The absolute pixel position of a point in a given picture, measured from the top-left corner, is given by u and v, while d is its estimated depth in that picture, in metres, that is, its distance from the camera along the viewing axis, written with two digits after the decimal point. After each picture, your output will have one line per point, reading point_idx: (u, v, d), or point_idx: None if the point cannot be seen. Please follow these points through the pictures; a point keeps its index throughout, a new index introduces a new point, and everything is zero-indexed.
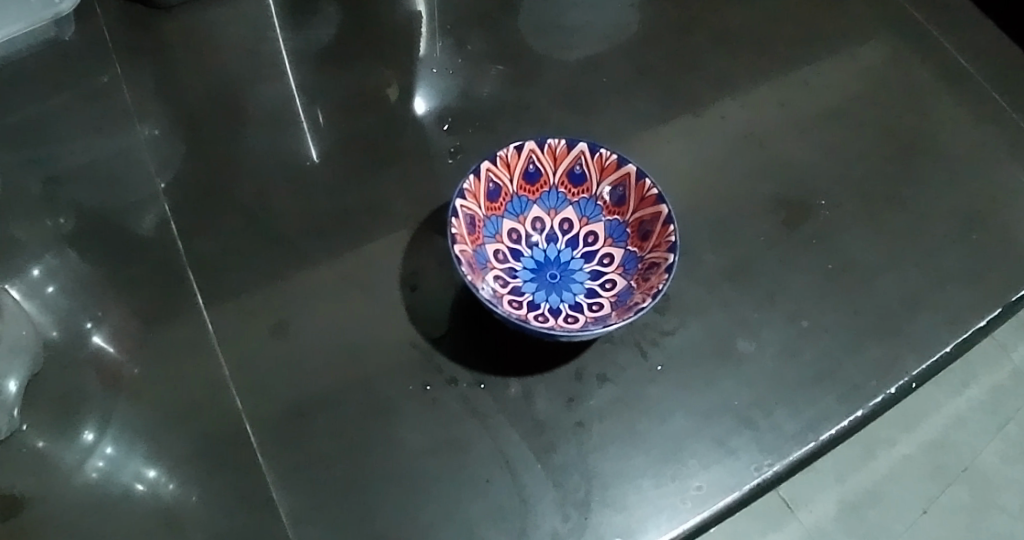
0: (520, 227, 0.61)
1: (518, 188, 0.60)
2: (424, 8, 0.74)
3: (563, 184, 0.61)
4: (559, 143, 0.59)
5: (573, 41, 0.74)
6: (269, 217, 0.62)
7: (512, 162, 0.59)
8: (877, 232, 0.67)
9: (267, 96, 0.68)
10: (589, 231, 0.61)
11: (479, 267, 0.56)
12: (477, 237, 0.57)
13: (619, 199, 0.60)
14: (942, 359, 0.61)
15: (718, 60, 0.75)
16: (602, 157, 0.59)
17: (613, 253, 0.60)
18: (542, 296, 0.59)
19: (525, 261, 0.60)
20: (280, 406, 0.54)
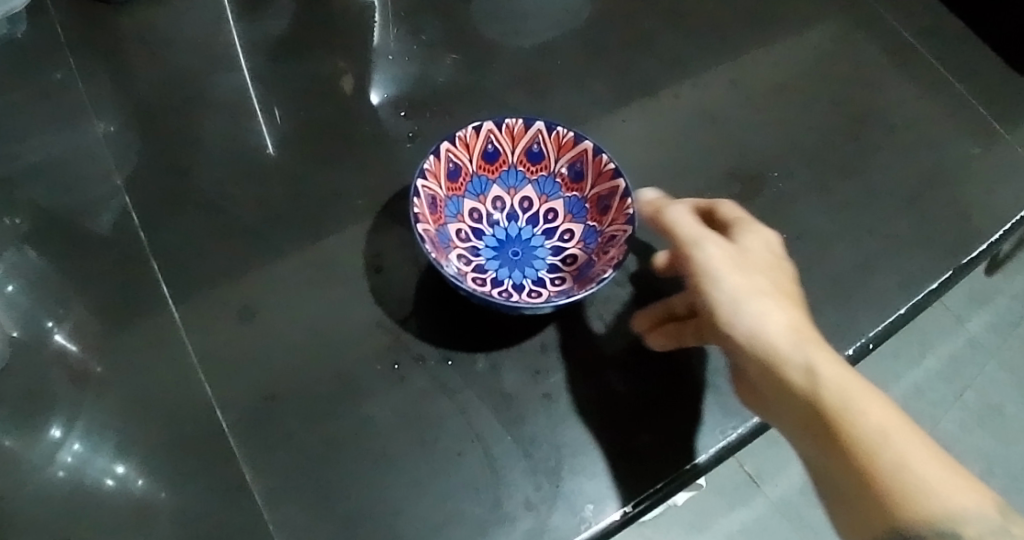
0: (481, 206, 0.63)
1: (478, 168, 0.62)
2: None
3: (521, 162, 0.63)
4: (517, 122, 0.60)
5: (527, 27, 0.76)
6: (232, 207, 0.62)
7: (471, 142, 0.60)
8: (829, 203, 0.70)
9: (223, 88, 0.68)
10: (548, 208, 0.64)
11: (443, 246, 0.57)
12: (439, 216, 0.59)
13: (577, 176, 0.62)
14: (897, 321, 0.64)
15: (670, 41, 0.77)
16: (559, 135, 0.61)
17: (573, 229, 0.63)
18: (505, 273, 0.61)
19: (487, 240, 0.62)
20: (250, 392, 0.54)
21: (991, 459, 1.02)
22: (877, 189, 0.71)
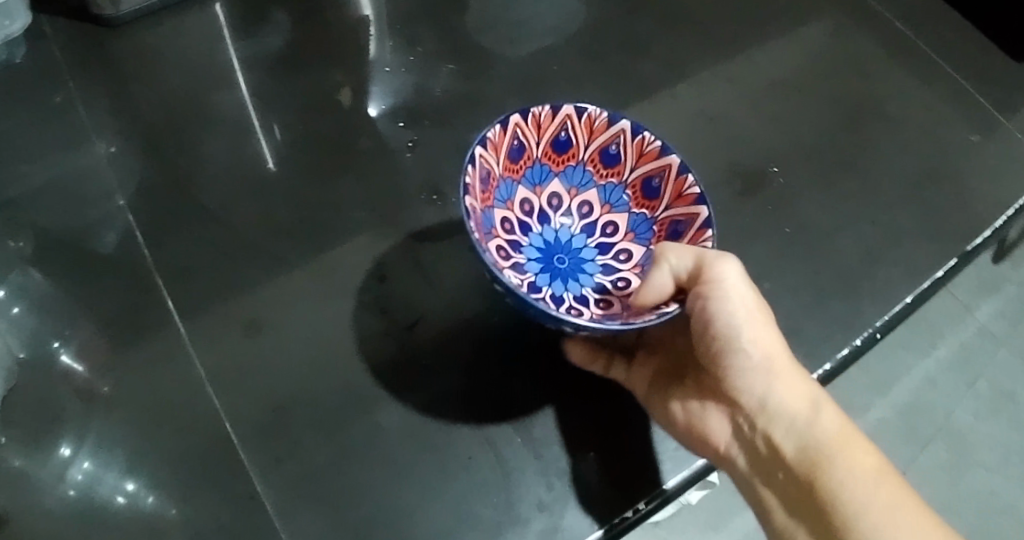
0: (535, 199, 0.64)
1: (543, 154, 0.63)
2: (372, 11, 0.75)
3: (592, 161, 0.64)
4: (601, 114, 0.60)
5: (521, 33, 0.76)
6: (234, 221, 0.63)
7: (545, 123, 0.60)
8: (831, 195, 0.70)
9: (222, 104, 0.68)
10: (609, 221, 0.65)
11: (484, 226, 0.57)
12: (490, 195, 0.58)
13: (651, 192, 0.62)
14: (904, 310, 0.64)
15: (665, 42, 0.78)
16: (643, 140, 0.61)
17: (631, 250, 0.64)
18: (545, 281, 0.62)
19: (532, 239, 0.63)
20: (259, 404, 0.54)
21: (1006, 449, 1.01)
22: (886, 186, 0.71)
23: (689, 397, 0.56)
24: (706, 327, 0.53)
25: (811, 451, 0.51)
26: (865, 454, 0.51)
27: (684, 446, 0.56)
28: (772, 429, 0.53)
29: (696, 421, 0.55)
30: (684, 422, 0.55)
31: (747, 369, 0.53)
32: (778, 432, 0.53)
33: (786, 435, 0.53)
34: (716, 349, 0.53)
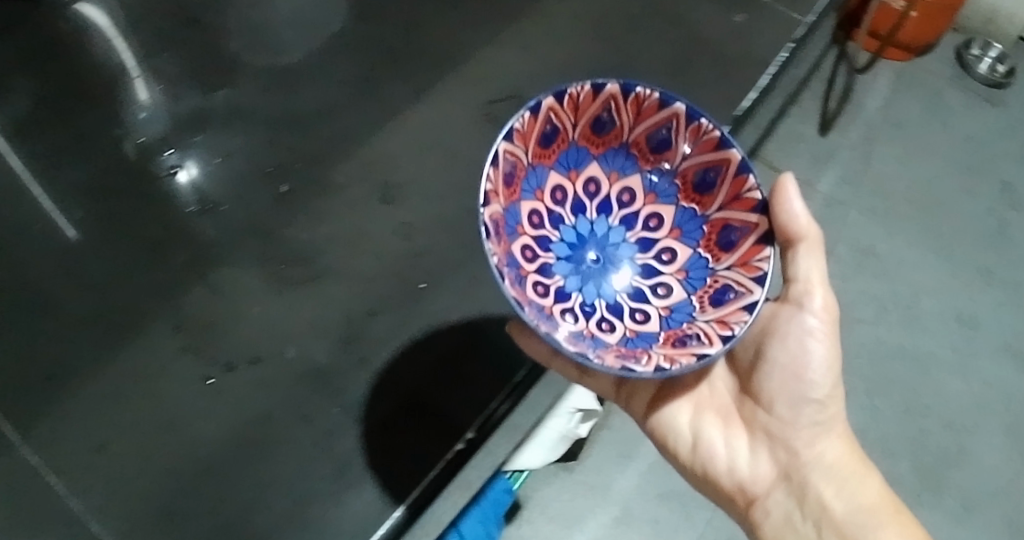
0: (569, 184, 0.66)
1: (580, 136, 0.65)
2: (147, 98, 0.80)
3: (637, 144, 0.66)
4: (653, 96, 0.62)
5: (286, 79, 0.83)
6: (58, 340, 0.66)
7: (585, 103, 0.62)
8: None
9: (30, 230, 0.71)
10: (653, 213, 0.67)
11: (508, 228, 0.60)
12: (515, 191, 0.61)
13: (705, 186, 0.64)
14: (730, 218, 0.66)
15: (419, 57, 0.86)
16: (700, 128, 0.62)
17: (676, 250, 0.66)
18: (575, 284, 0.64)
19: (564, 232, 0.66)
20: (147, 505, 0.59)
21: None
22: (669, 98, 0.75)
23: (733, 437, 0.68)
24: (778, 365, 0.64)
25: (854, 511, 0.63)
26: (899, 522, 0.62)
27: (720, 477, 0.68)
28: (816, 485, 0.65)
29: (739, 461, 0.67)
30: (726, 458, 0.68)
31: (804, 421, 0.65)
32: (823, 489, 0.64)
33: (831, 494, 0.64)
34: (777, 391, 0.65)
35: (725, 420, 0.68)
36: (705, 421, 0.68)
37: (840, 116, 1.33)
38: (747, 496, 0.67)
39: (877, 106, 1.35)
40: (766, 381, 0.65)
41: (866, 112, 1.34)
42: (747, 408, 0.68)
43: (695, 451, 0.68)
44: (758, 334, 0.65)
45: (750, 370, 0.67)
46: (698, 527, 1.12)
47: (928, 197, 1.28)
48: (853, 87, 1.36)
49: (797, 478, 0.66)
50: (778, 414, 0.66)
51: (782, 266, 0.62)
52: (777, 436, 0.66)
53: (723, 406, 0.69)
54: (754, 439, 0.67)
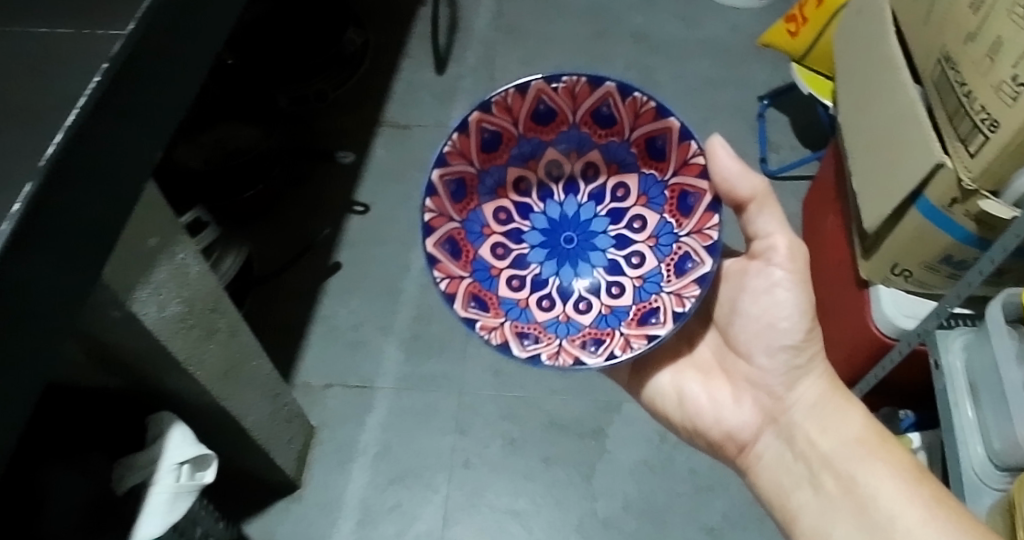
0: (530, 174, 0.66)
1: (527, 129, 0.63)
2: None
3: (587, 123, 0.62)
4: (581, 80, 0.58)
5: None
6: None
7: (516, 104, 0.60)
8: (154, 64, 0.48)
9: None
10: (619, 182, 0.65)
11: (471, 236, 0.63)
12: (471, 198, 0.63)
13: (659, 154, 0.61)
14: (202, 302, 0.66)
15: None
16: (636, 102, 0.58)
17: (645, 217, 0.64)
18: (551, 267, 0.66)
19: (534, 220, 0.67)
20: None
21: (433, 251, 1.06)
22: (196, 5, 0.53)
23: (715, 389, 0.64)
24: (749, 316, 0.60)
25: (841, 447, 0.58)
26: (888, 457, 0.56)
27: (708, 429, 0.64)
28: (803, 425, 0.60)
29: (724, 409, 0.64)
30: (710, 407, 0.64)
31: (778, 366, 0.60)
32: (811, 429, 0.60)
33: (819, 434, 0.60)
34: (751, 343, 0.61)
35: (706, 373, 0.65)
36: (685, 377, 0.65)
37: (453, 48, 1.23)
38: (736, 443, 0.63)
39: (486, 22, 1.27)
40: (739, 331, 0.61)
41: (476, 32, 1.26)
42: (727, 360, 0.64)
43: (681, 406, 0.65)
44: (729, 288, 0.61)
45: (725, 321, 0.63)
46: (442, 493, 0.89)
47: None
48: (458, 15, 1.28)
49: (784, 422, 0.61)
50: (757, 364, 0.61)
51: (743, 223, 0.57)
52: (759, 384, 0.62)
53: (704, 361, 0.65)
54: (738, 387, 0.64)
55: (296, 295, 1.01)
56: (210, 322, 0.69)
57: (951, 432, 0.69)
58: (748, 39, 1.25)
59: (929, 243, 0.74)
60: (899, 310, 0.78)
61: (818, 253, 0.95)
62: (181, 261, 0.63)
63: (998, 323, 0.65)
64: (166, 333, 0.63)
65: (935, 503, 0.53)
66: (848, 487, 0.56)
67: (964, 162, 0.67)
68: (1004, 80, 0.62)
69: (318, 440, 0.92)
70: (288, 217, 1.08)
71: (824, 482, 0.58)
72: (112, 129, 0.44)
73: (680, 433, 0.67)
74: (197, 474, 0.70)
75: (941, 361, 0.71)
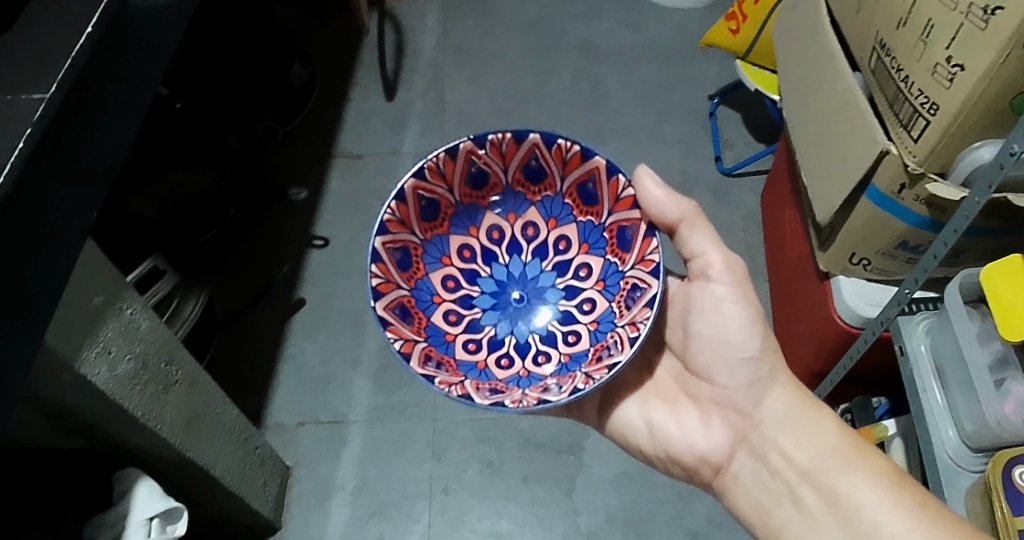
0: (471, 239, 0.66)
1: (463, 194, 0.65)
2: None
3: (519, 182, 0.65)
4: (507, 137, 0.62)
5: None
6: None
7: (449, 170, 0.63)
8: (124, 127, 0.51)
9: None
10: (560, 235, 0.66)
11: (421, 304, 0.62)
12: (417, 268, 0.63)
13: (590, 200, 0.64)
14: (160, 360, 0.62)
15: None
16: (562, 148, 0.62)
17: (590, 264, 0.64)
18: (505, 327, 0.64)
19: (483, 284, 0.66)
20: None
21: None
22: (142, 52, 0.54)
23: (683, 415, 0.66)
24: (701, 336, 0.62)
25: (820, 459, 0.59)
26: (865, 464, 0.57)
27: (681, 455, 0.65)
28: (775, 439, 0.62)
29: (694, 435, 0.65)
30: (681, 435, 0.65)
31: (740, 383, 0.62)
32: (783, 442, 0.62)
33: (792, 447, 0.61)
34: (709, 365, 0.63)
35: (671, 401, 0.66)
36: (652, 408, 0.67)
37: (401, 73, 1.28)
38: (711, 466, 0.64)
39: (432, 44, 1.32)
40: (696, 356, 0.64)
41: (424, 54, 1.30)
42: (688, 383, 0.66)
43: (652, 436, 0.66)
44: (679, 313, 0.64)
45: (681, 349, 0.66)
46: (423, 522, 0.89)
47: (513, 94, 1.25)
48: (403, 40, 1.32)
49: (755, 439, 0.63)
50: (719, 383, 0.63)
51: (676, 246, 0.62)
52: (725, 403, 0.64)
53: (668, 388, 0.67)
54: (705, 410, 0.65)
55: (267, 332, 1.02)
56: (165, 376, 0.63)
57: (920, 419, 0.65)
58: (692, 40, 1.30)
59: (883, 230, 0.74)
60: (862, 299, 0.79)
61: (781, 244, 0.99)
62: (129, 318, 0.58)
63: (959, 304, 0.63)
64: (119, 394, 0.57)
65: (918, 507, 0.53)
66: (833, 501, 0.57)
67: (907, 147, 0.67)
68: (938, 63, 0.62)
69: (294, 480, 0.92)
70: (247, 258, 1.08)
71: (804, 496, 0.59)
72: (57, 179, 0.44)
73: (655, 464, 0.68)
74: (168, 527, 0.63)
75: (906, 348, 0.68)
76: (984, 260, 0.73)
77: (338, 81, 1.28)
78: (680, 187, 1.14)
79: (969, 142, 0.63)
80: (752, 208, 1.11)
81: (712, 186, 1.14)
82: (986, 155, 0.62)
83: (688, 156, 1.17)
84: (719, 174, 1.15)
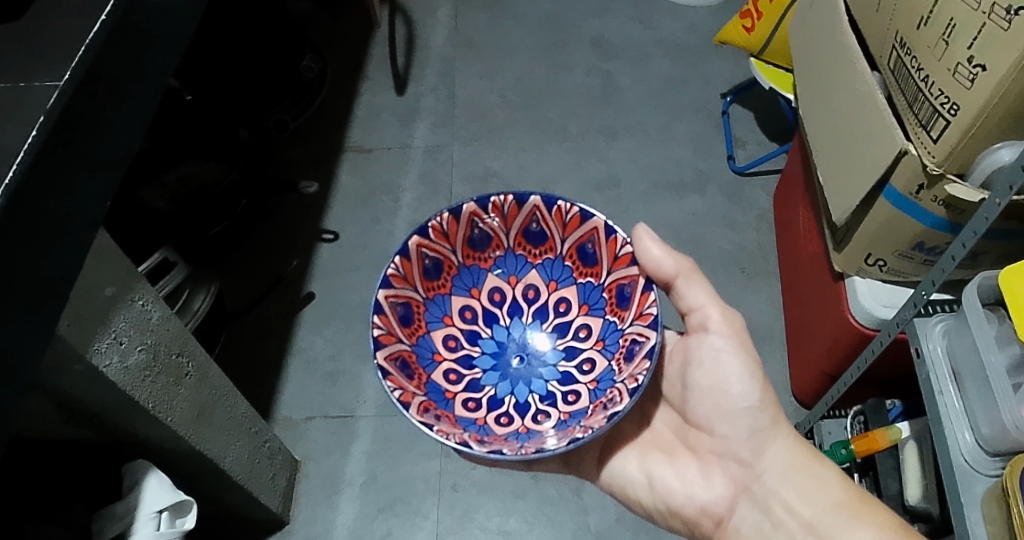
0: (473, 301, 0.66)
1: (466, 256, 0.65)
2: None
3: (521, 245, 0.66)
4: (509, 199, 0.63)
5: None
6: None
7: (452, 229, 0.63)
8: (137, 116, 0.50)
9: None
10: (560, 296, 0.66)
11: (422, 361, 0.60)
12: (419, 325, 0.62)
13: (589, 261, 0.64)
14: (170, 354, 0.62)
15: None
16: (562, 211, 0.62)
17: (590, 325, 0.64)
18: (505, 388, 0.63)
19: (484, 344, 0.65)
20: None
21: None
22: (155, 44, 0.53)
23: (683, 467, 0.65)
24: (700, 389, 0.62)
25: (824, 513, 0.59)
26: (871, 520, 0.57)
27: (681, 508, 0.64)
28: (777, 491, 0.61)
29: (695, 487, 0.64)
30: (681, 487, 0.64)
31: (740, 433, 0.62)
32: (786, 494, 0.61)
33: (796, 499, 0.61)
34: (710, 416, 0.62)
35: (670, 453, 0.66)
36: (651, 461, 0.66)
37: (412, 67, 1.27)
38: (713, 518, 0.64)
39: (444, 39, 1.31)
40: (695, 407, 0.63)
41: (435, 49, 1.30)
42: (689, 434, 0.65)
43: (651, 490, 0.65)
44: (678, 365, 0.65)
45: (680, 400, 0.65)
46: (432, 518, 0.89)
47: (524, 90, 1.24)
48: (414, 35, 1.32)
49: (757, 490, 0.62)
50: (719, 434, 0.63)
51: (674, 301, 0.63)
52: (725, 453, 0.63)
53: (666, 441, 0.66)
54: (705, 462, 0.65)
55: (277, 325, 1.02)
56: (177, 368, 0.63)
57: (937, 423, 0.65)
58: (706, 38, 1.29)
59: (900, 231, 0.74)
60: (877, 300, 0.79)
61: (794, 245, 0.99)
62: (141, 309, 0.57)
63: (977, 306, 0.63)
64: (131, 385, 0.57)
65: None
66: None
67: (926, 148, 0.67)
68: (959, 63, 0.61)
69: (303, 474, 0.91)
70: (258, 250, 1.08)
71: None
72: (72, 166, 0.44)
73: (654, 517, 0.67)
74: (177, 521, 0.63)
75: (923, 350, 0.68)
76: (1000, 262, 0.73)
77: (349, 75, 1.27)
78: (693, 185, 1.13)
79: (989, 143, 0.62)
80: (765, 207, 1.11)
81: (725, 185, 1.13)
82: (1006, 157, 0.61)
83: (701, 155, 1.16)
84: (732, 174, 1.14)
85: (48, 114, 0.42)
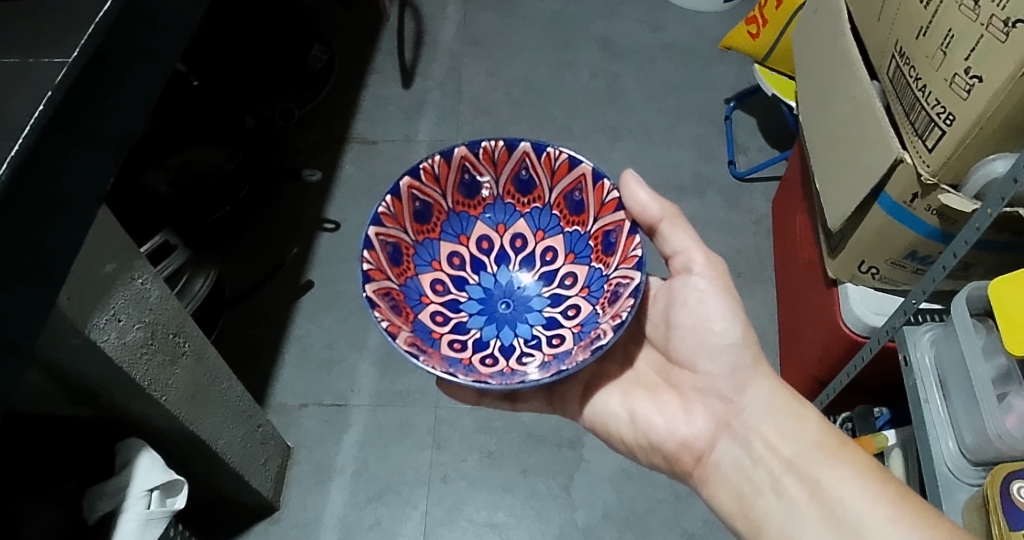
0: (461, 248, 0.68)
1: (455, 203, 0.67)
2: None
3: (511, 194, 0.68)
4: (499, 145, 0.65)
5: None
6: None
7: (443, 174, 0.65)
8: (142, 96, 0.51)
9: None
10: (547, 246, 0.68)
11: (410, 301, 0.62)
12: (408, 266, 0.63)
13: (576, 210, 0.66)
14: (169, 331, 0.63)
15: None
16: (551, 157, 0.64)
17: (576, 273, 0.66)
18: (491, 331, 0.65)
19: (471, 290, 0.67)
20: None
21: None
22: (163, 27, 0.54)
23: (665, 404, 0.66)
24: (684, 327, 0.63)
25: (803, 451, 0.59)
26: (847, 458, 0.58)
27: (663, 442, 0.65)
28: (757, 427, 0.62)
29: (677, 422, 0.65)
30: (664, 422, 0.65)
31: (722, 370, 0.63)
32: (766, 431, 0.62)
33: (776, 436, 0.61)
34: (692, 352, 0.63)
35: (654, 391, 0.67)
36: (635, 398, 0.67)
37: (419, 62, 1.28)
38: (693, 454, 0.64)
39: (452, 35, 1.32)
40: (678, 345, 0.64)
41: (442, 44, 1.31)
42: (672, 373, 0.66)
43: (634, 425, 0.66)
44: (662, 306, 0.66)
45: (663, 340, 0.66)
46: (420, 509, 0.89)
47: (530, 88, 1.25)
48: (422, 30, 1.33)
49: (737, 426, 0.63)
50: (702, 370, 0.64)
51: (658, 245, 0.64)
52: (707, 390, 0.64)
53: (649, 379, 0.67)
54: (687, 399, 0.65)
55: (275, 312, 1.03)
56: (173, 347, 0.64)
57: (920, 429, 0.65)
58: (712, 43, 1.30)
59: (893, 240, 0.74)
60: (868, 308, 0.79)
61: (790, 249, 1.00)
62: (140, 288, 0.58)
63: (965, 316, 0.63)
64: (127, 361, 0.58)
65: (900, 499, 0.54)
66: (815, 490, 0.57)
67: (921, 158, 0.67)
68: (956, 73, 0.62)
69: (294, 461, 0.92)
70: (256, 237, 1.09)
71: (788, 486, 0.58)
72: (76, 143, 0.45)
73: (636, 454, 0.67)
74: (168, 500, 0.64)
75: (911, 357, 0.67)
76: (992, 274, 0.73)
77: (355, 67, 1.28)
78: (693, 189, 1.14)
79: (984, 154, 0.63)
80: (763, 213, 1.11)
81: (724, 190, 1.14)
82: (999, 168, 0.62)
83: (702, 159, 1.17)
84: (731, 179, 1.15)
85: (55, 91, 0.43)
